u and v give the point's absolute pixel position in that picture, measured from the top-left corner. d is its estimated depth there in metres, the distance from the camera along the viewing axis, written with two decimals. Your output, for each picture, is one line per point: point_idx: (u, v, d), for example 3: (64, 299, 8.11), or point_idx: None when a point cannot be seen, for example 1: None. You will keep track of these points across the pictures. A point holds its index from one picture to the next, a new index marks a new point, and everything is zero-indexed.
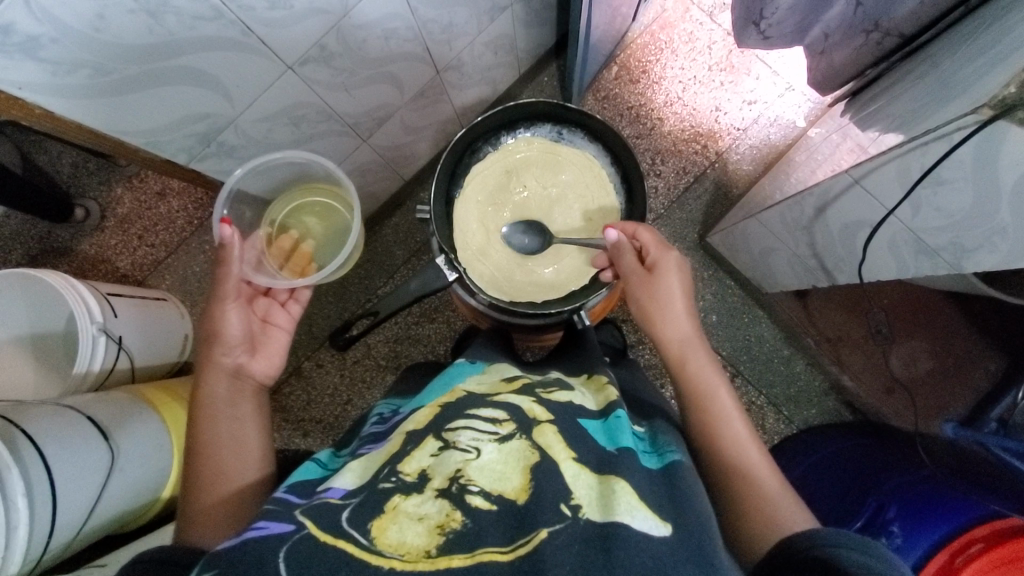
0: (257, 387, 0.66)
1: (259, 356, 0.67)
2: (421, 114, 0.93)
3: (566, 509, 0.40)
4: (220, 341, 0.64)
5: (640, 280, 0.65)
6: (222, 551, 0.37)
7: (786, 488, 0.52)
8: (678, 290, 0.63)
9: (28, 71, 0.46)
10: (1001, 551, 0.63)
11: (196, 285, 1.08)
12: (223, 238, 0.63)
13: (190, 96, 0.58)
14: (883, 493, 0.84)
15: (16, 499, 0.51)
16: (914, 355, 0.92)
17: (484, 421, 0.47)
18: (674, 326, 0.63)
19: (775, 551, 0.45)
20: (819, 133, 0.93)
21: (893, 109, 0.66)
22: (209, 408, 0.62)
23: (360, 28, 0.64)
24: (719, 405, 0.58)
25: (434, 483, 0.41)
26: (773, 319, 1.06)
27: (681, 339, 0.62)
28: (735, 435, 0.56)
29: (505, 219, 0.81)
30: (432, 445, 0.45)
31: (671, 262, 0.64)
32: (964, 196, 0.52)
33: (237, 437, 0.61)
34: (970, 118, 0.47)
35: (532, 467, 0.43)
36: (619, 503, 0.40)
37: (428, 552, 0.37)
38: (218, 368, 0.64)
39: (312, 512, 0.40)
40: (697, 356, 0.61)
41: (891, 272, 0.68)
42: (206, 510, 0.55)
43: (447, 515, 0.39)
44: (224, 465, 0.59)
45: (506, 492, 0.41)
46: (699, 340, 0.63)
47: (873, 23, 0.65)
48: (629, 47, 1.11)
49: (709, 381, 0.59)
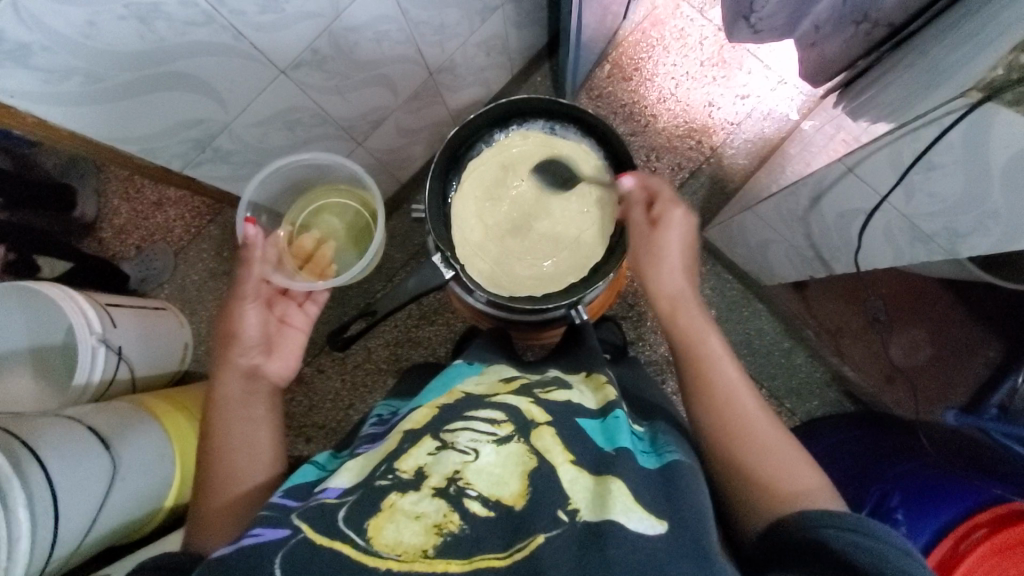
0: (270, 388, 0.66)
1: (275, 356, 0.67)
2: (416, 117, 0.93)
3: (563, 515, 0.40)
4: (237, 343, 0.65)
5: (643, 233, 0.64)
6: (219, 558, 0.37)
7: (788, 437, 0.52)
8: (682, 243, 0.63)
9: (20, 80, 0.46)
10: (1001, 536, 0.64)
11: (195, 294, 1.09)
12: (247, 236, 0.66)
13: (184, 102, 0.58)
14: (886, 482, 0.83)
15: (16, 510, 0.51)
16: (915, 344, 0.89)
17: (483, 422, 0.47)
18: (670, 280, 0.62)
19: (775, 527, 0.45)
20: (812, 124, 0.93)
21: (884, 98, 0.67)
22: (222, 409, 0.62)
23: (352, 31, 0.64)
24: (711, 354, 0.57)
25: (431, 482, 0.41)
26: (772, 310, 1.07)
27: (674, 294, 0.61)
28: (727, 382, 0.55)
29: (503, 212, 0.82)
30: (429, 444, 0.45)
31: (680, 220, 0.63)
32: (955, 181, 0.52)
33: (245, 437, 0.61)
34: (959, 102, 0.48)
35: (530, 473, 0.43)
36: (615, 503, 0.40)
37: (424, 552, 0.37)
38: (234, 368, 0.64)
39: (307, 515, 0.40)
40: (689, 309, 0.61)
41: (887, 260, 0.68)
42: (211, 512, 0.55)
43: (445, 516, 0.39)
44: (235, 465, 0.58)
45: (503, 498, 0.41)
46: (693, 296, 0.62)
47: (862, 14, 0.65)
48: (620, 45, 1.12)
49: (702, 330, 0.59)
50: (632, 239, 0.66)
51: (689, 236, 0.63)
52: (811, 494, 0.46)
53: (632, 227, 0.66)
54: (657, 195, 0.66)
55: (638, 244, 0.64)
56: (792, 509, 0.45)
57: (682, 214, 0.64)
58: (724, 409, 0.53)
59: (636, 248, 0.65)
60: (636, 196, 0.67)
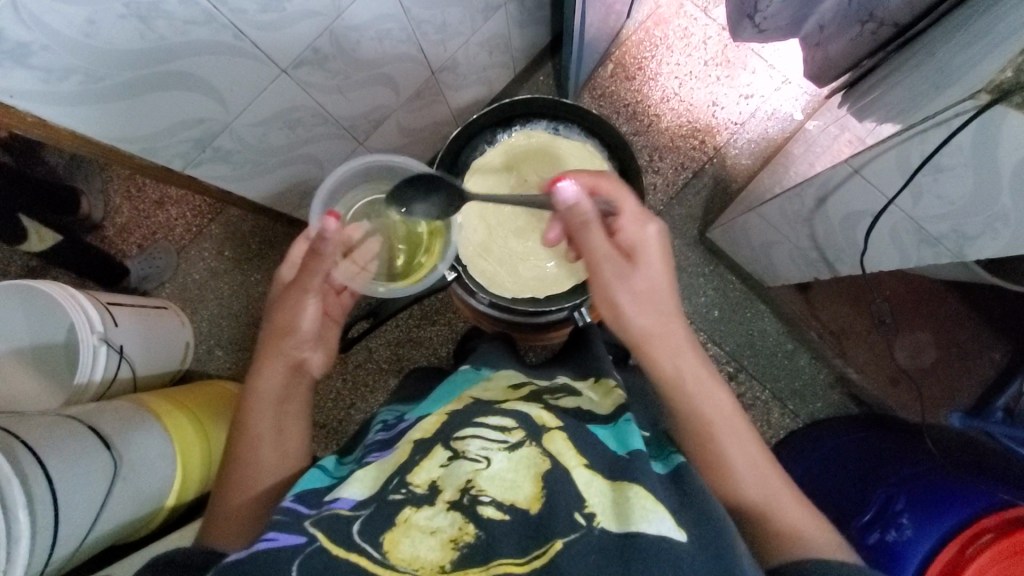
0: (309, 380, 0.65)
1: (320, 350, 0.65)
2: (418, 116, 0.93)
3: (581, 518, 0.39)
4: (292, 337, 0.61)
5: (620, 266, 0.56)
6: (232, 564, 0.37)
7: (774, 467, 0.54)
8: (665, 266, 0.58)
9: (18, 79, 0.46)
10: (1009, 541, 0.62)
11: (196, 292, 1.09)
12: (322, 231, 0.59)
13: (184, 101, 0.58)
14: (893, 484, 0.83)
15: (17, 511, 0.50)
16: (920, 347, 0.89)
17: (493, 430, 0.46)
18: (642, 317, 0.56)
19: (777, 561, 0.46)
20: (816, 125, 0.92)
21: (890, 99, 0.66)
22: (263, 402, 0.60)
23: (354, 30, 0.63)
24: (701, 381, 0.56)
25: (445, 495, 0.41)
26: (776, 314, 1.07)
27: (647, 330, 0.56)
28: (718, 407, 0.55)
29: (506, 214, 0.81)
30: (441, 455, 0.44)
31: (651, 239, 0.58)
32: (964, 184, 0.51)
33: (278, 431, 0.60)
34: (967, 104, 0.47)
35: (543, 476, 0.42)
36: (635, 511, 0.39)
37: (442, 567, 0.37)
38: (283, 360, 0.62)
39: (323, 524, 0.39)
40: (663, 343, 0.56)
41: (893, 262, 0.68)
42: (237, 516, 0.56)
43: (460, 529, 0.38)
44: (264, 468, 0.59)
45: (518, 501, 0.40)
46: (669, 326, 0.57)
47: (868, 13, 0.63)
48: (623, 44, 1.11)
49: (686, 359, 0.57)
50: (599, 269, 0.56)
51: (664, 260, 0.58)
52: (806, 531, 0.48)
53: (600, 257, 0.56)
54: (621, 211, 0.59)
55: (615, 277, 0.56)
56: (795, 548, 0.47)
57: (650, 232, 0.58)
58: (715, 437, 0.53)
59: (607, 284, 0.56)
60: (588, 213, 0.56)
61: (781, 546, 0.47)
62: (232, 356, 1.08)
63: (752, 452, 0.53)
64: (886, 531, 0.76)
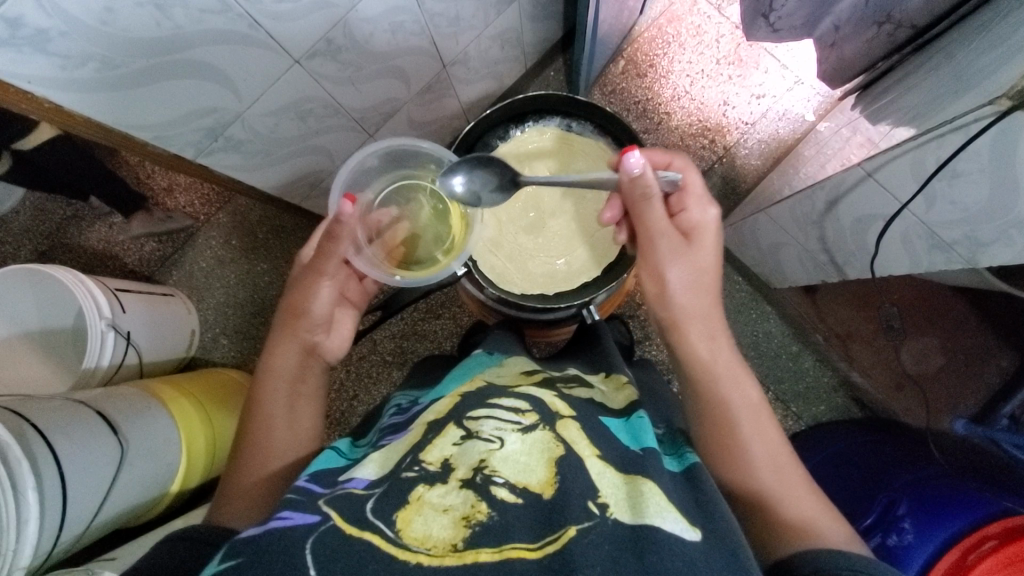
0: (324, 365, 0.67)
1: (335, 332, 0.67)
2: (426, 110, 0.92)
3: (594, 508, 0.39)
4: (306, 319, 0.64)
5: (678, 244, 0.60)
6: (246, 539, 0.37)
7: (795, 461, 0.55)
8: (713, 254, 0.62)
9: (38, 65, 0.46)
10: (1007, 550, 0.62)
11: (203, 280, 1.09)
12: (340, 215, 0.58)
13: (199, 90, 0.58)
14: (895, 488, 0.83)
15: (27, 492, 0.51)
16: (926, 354, 0.98)
17: (507, 412, 0.46)
18: (686, 298, 0.60)
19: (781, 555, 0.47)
20: (830, 127, 0.91)
21: (904, 103, 0.66)
22: (279, 380, 0.63)
23: (366, 23, 0.63)
24: (722, 368, 0.58)
25: (457, 474, 0.41)
26: (780, 313, 1.05)
27: (686, 311, 0.60)
28: (744, 398, 0.56)
29: (529, 218, 0.84)
30: (454, 434, 0.44)
31: (709, 223, 0.61)
32: (980, 191, 0.51)
33: (291, 410, 0.62)
34: (987, 109, 0.46)
35: (556, 460, 0.42)
36: (650, 505, 0.39)
37: (454, 545, 0.36)
38: (299, 342, 0.64)
39: (335, 504, 0.40)
40: (697, 329, 0.60)
41: (902, 265, 0.67)
42: (252, 489, 0.56)
43: (472, 506, 0.38)
44: (277, 447, 0.59)
45: (530, 484, 0.40)
46: (708, 312, 0.60)
47: (885, 14, 0.62)
48: (635, 41, 1.10)
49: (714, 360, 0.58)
50: (659, 243, 0.60)
51: (717, 251, 0.62)
52: (815, 525, 0.48)
53: (662, 231, 0.60)
54: (686, 191, 0.62)
55: (670, 252, 0.60)
56: (800, 543, 0.47)
57: (712, 216, 0.62)
58: (733, 431, 0.54)
59: (662, 259, 0.60)
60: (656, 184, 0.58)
61: (780, 539, 0.48)
62: (237, 345, 1.08)
63: (776, 444, 0.55)
64: (888, 534, 0.76)
